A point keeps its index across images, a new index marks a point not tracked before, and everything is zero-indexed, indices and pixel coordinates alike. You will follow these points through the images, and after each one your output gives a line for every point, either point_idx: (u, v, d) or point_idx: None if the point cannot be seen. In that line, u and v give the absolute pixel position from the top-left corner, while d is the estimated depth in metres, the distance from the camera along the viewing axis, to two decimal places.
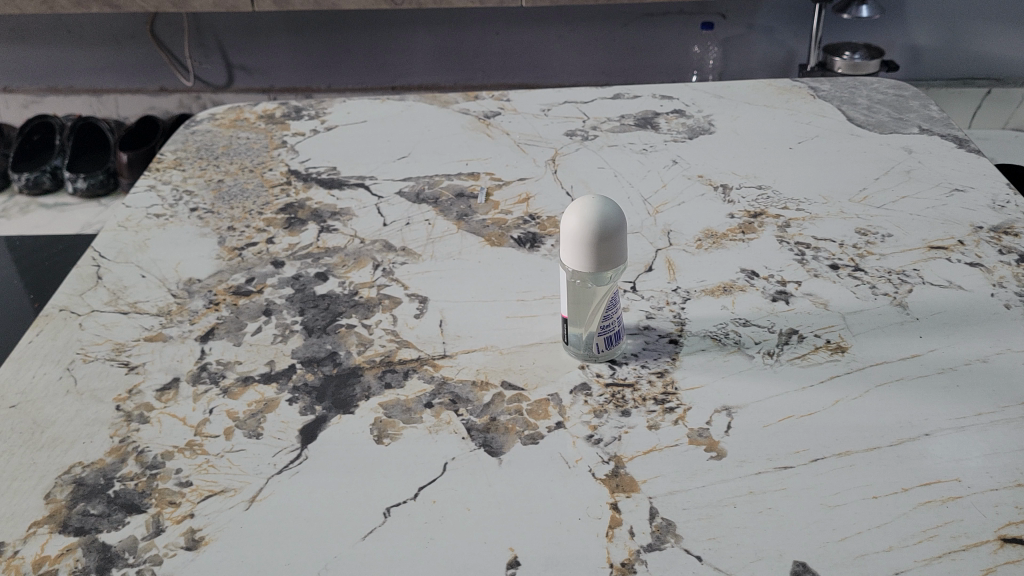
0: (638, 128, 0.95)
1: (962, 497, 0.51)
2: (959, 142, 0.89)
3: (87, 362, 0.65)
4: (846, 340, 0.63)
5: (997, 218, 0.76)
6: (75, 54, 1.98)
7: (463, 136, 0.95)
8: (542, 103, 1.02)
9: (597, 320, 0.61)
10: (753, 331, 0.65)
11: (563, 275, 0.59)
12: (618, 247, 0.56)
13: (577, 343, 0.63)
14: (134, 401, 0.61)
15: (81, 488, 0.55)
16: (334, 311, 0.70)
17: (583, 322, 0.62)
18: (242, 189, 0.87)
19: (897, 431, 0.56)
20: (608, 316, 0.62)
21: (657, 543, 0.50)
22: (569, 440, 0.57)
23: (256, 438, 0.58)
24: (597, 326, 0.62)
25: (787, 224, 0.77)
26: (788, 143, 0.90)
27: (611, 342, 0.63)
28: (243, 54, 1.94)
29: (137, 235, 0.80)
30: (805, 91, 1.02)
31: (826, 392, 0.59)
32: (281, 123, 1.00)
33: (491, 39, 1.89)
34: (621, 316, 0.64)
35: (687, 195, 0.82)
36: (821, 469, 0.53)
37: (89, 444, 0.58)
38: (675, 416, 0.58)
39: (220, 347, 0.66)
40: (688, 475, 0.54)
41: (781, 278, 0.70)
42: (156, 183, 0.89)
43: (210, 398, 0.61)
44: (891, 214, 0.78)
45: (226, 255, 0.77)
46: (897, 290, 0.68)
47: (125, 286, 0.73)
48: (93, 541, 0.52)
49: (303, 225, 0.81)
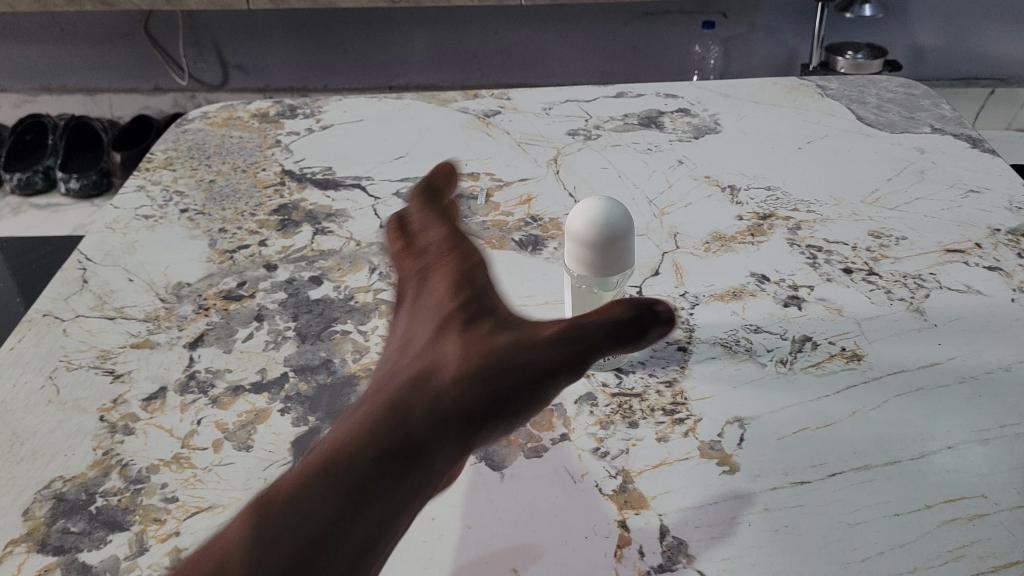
0: (642, 128, 0.92)
1: (989, 514, 0.49)
2: (974, 142, 0.87)
3: (71, 370, 0.62)
4: (862, 347, 0.61)
5: (1015, 220, 0.74)
6: (68, 53, 1.96)
7: (463, 135, 0.93)
8: (543, 101, 1.00)
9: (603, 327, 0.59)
10: (765, 339, 0.62)
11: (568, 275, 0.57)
12: (624, 251, 0.54)
13: None
14: (119, 411, 0.58)
15: (62, 504, 0.52)
16: (328, 316, 0.67)
17: None
18: (235, 189, 0.85)
19: (918, 443, 0.53)
20: None
21: (668, 563, 0.47)
22: (575, 453, 0.54)
23: (246, 450, 0.55)
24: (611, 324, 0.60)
25: (798, 227, 0.75)
26: (797, 143, 0.88)
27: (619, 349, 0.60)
28: (238, 52, 1.91)
29: (125, 237, 0.78)
30: (812, 90, 0.99)
31: (843, 402, 0.56)
32: (276, 121, 0.98)
33: (490, 38, 1.85)
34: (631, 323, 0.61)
35: (694, 196, 0.80)
36: (840, 484, 0.51)
37: (71, 457, 0.55)
38: (684, 427, 0.56)
39: (209, 354, 0.64)
40: (700, 491, 0.51)
41: (793, 283, 0.68)
42: (145, 183, 0.86)
43: (199, 408, 0.59)
44: (906, 216, 0.75)
45: (217, 258, 0.75)
46: (914, 295, 0.66)
47: (112, 290, 0.71)
48: (72, 561, 0.49)
49: (297, 227, 0.78)
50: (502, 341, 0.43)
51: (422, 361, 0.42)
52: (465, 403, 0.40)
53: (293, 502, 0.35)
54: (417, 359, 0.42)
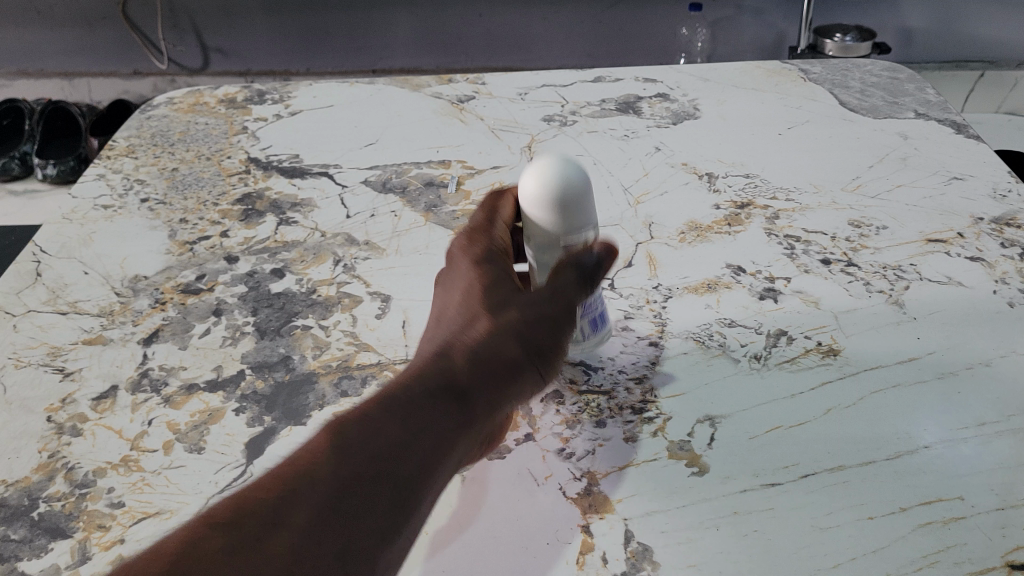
0: (620, 113, 0.90)
1: (966, 517, 0.47)
2: (958, 128, 0.85)
3: (19, 368, 0.60)
4: (838, 342, 0.59)
5: (999, 209, 0.72)
6: (43, 36, 1.92)
7: (435, 121, 0.90)
8: (519, 86, 0.97)
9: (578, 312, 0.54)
10: (739, 333, 0.60)
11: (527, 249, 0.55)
12: (586, 210, 0.53)
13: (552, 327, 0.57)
14: (68, 412, 0.56)
15: (3, 511, 0.50)
16: (289, 310, 0.65)
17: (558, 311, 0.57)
18: (198, 178, 0.82)
19: (894, 443, 0.51)
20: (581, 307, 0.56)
21: (632, 571, 0.45)
22: (539, 454, 0.52)
23: (198, 453, 0.53)
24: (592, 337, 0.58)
25: (776, 216, 0.73)
26: (777, 129, 0.86)
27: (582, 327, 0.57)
28: (216, 35, 1.88)
29: (82, 228, 0.75)
30: (795, 74, 0.97)
31: (818, 400, 0.54)
32: (243, 107, 0.95)
33: (473, 21, 1.82)
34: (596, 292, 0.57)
35: (670, 184, 0.78)
36: (812, 486, 0.49)
37: (15, 460, 0.53)
38: (653, 427, 0.54)
39: (164, 351, 0.61)
40: (668, 495, 0.49)
41: (769, 274, 0.66)
42: (106, 171, 0.84)
43: (150, 408, 0.56)
44: (887, 205, 0.73)
45: (176, 249, 0.72)
46: (893, 286, 0.64)
47: (66, 283, 0.68)
48: (11, 571, 0.47)
49: (261, 217, 0.76)
50: (515, 321, 0.49)
51: (455, 325, 0.50)
52: (493, 351, 0.48)
53: (337, 460, 0.42)
54: (449, 323, 0.51)
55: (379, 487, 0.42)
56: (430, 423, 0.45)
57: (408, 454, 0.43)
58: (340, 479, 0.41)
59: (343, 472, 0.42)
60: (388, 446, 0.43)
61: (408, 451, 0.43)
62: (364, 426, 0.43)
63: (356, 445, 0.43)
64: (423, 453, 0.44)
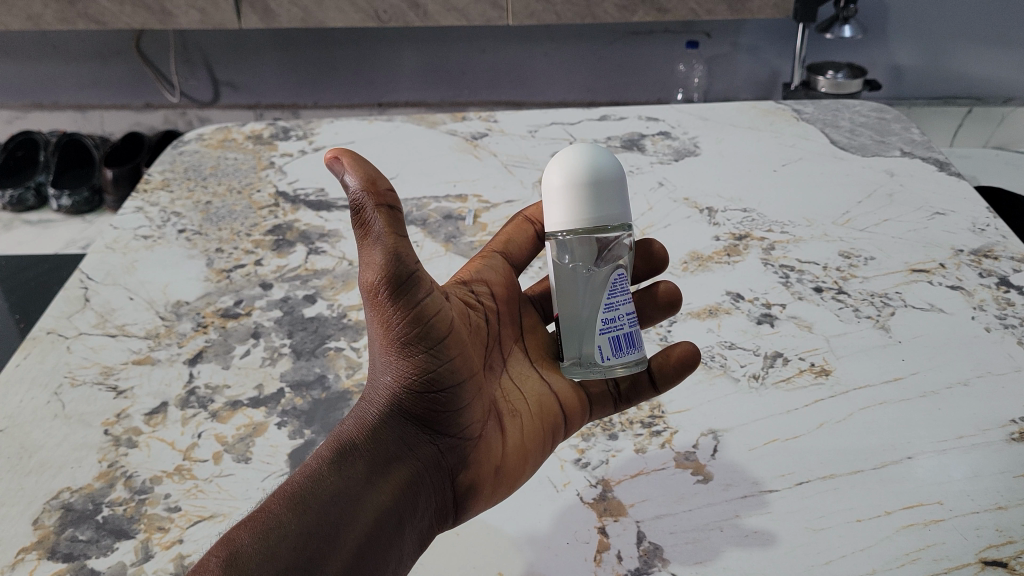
0: (625, 150, 0.96)
1: (945, 520, 0.52)
2: (941, 166, 0.91)
3: (75, 386, 0.65)
4: (830, 363, 0.64)
5: (978, 242, 0.78)
6: (60, 70, 1.99)
7: (452, 157, 0.96)
8: (529, 124, 1.03)
9: (597, 311, 0.54)
10: (739, 354, 0.66)
11: (545, 255, 0.56)
12: (595, 193, 0.54)
13: (582, 360, 0.54)
14: (123, 425, 0.61)
15: (70, 514, 0.55)
16: (322, 333, 0.70)
17: (582, 339, 0.54)
18: (230, 211, 0.88)
19: (880, 454, 0.56)
20: (604, 319, 0.54)
21: (645, 566, 0.50)
22: (558, 464, 0.58)
23: (245, 462, 0.58)
24: (684, 367, 0.56)
25: (772, 247, 0.78)
26: (772, 166, 0.92)
27: (609, 339, 0.54)
28: (229, 70, 1.94)
29: (125, 257, 0.80)
30: (789, 114, 1.03)
31: (812, 414, 0.60)
32: (269, 143, 1.01)
33: (478, 57, 1.89)
34: (625, 319, 0.54)
35: (673, 217, 0.83)
36: (806, 492, 0.54)
37: (78, 469, 0.58)
38: (662, 439, 0.59)
39: (209, 370, 0.66)
40: (676, 500, 0.54)
41: (766, 301, 0.71)
42: (144, 205, 0.89)
43: (199, 422, 0.61)
44: (874, 237, 0.79)
45: (215, 277, 0.77)
46: (880, 312, 0.69)
47: (113, 308, 0.74)
48: (82, 567, 0.51)
49: (292, 247, 0.81)
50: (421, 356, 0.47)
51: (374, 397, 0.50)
52: (412, 388, 0.48)
53: (260, 531, 0.42)
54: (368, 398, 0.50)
55: (320, 560, 0.42)
56: (354, 489, 0.45)
57: (341, 526, 0.43)
58: (277, 563, 0.41)
59: (280, 552, 0.41)
60: (318, 522, 0.43)
61: (340, 519, 0.44)
62: (289, 511, 0.43)
63: (285, 529, 0.42)
64: (369, 519, 0.44)
